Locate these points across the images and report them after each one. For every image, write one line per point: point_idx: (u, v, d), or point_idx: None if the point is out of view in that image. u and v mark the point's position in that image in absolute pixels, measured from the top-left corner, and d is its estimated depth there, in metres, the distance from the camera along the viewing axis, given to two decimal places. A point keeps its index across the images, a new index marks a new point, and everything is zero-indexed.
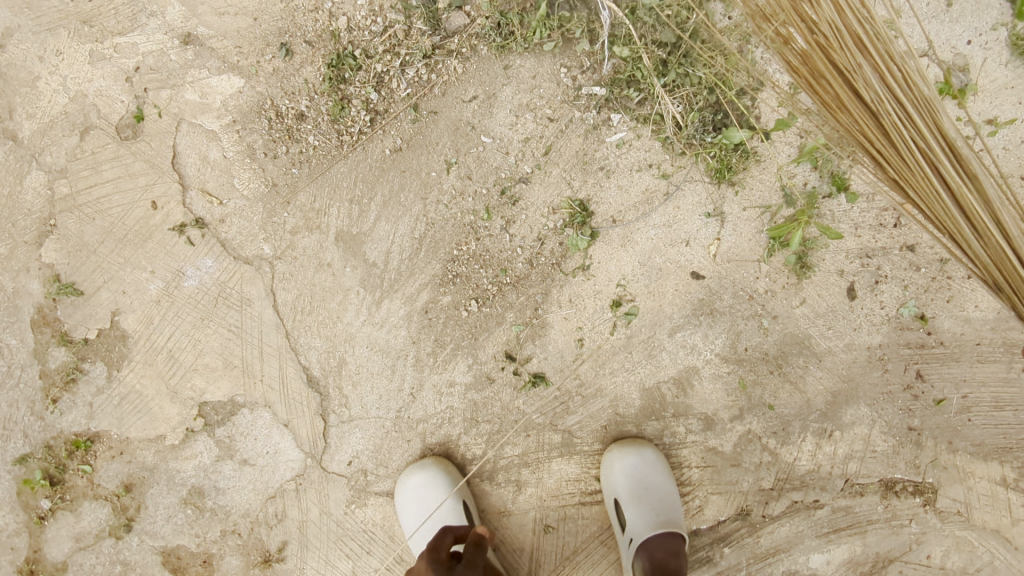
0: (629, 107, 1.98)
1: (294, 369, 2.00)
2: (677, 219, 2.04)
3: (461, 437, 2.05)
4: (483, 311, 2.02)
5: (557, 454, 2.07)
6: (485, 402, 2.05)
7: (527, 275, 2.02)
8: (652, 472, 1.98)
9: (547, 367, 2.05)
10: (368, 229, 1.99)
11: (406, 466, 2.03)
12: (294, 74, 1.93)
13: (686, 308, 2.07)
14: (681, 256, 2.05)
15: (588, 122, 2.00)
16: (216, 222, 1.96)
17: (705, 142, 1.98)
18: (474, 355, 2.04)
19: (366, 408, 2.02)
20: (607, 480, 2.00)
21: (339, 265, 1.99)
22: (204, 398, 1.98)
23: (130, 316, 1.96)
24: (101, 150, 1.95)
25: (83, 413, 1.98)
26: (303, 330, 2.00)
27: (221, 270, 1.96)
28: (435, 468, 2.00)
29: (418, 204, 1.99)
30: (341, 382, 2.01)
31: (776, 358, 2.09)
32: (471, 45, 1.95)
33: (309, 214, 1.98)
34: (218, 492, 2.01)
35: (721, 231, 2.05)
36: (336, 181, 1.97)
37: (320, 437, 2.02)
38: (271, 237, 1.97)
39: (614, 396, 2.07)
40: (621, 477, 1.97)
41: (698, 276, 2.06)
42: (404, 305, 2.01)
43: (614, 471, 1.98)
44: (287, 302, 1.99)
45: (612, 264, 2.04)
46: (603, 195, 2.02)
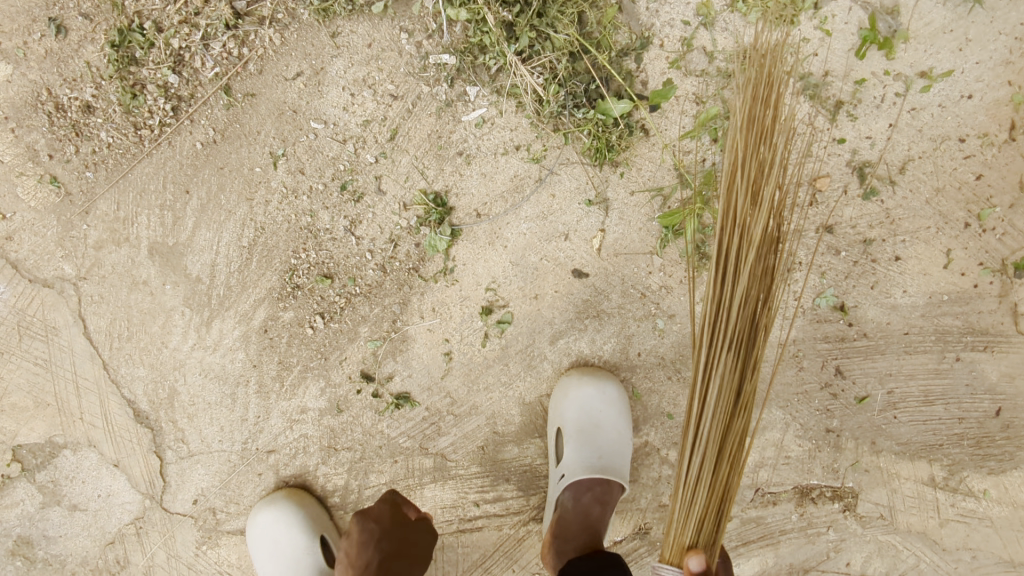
0: (482, 79, 1.66)
1: (117, 404, 1.74)
2: (553, 210, 1.74)
3: (319, 467, 1.82)
4: (332, 327, 1.75)
5: (430, 480, 1.85)
6: (344, 427, 1.81)
7: (380, 283, 1.74)
8: (609, 409, 1.76)
9: (412, 386, 1.81)
10: (185, 239, 1.69)
11: (259, 499, 1.80)
12: (72, 57, 1.59)
13: (570, 310, 1.80)
14: (560, 252, 1.76)
15: (439, 99, 1.67)
16: (4, 240, 1.66)
17: (576, 120, 1.66)
18: (327, 376, 1.78)
19: (207, 441, 1.79)
20: (557, 406, 1.77)
21: (156, 282, 1.70)
22: (18, 441, 1.75)
23: None
24: None
25: None
26: (123, 359, 1.72)
27: (17, 296, 1.68)
28: (288, 502, 1.77)
29: (242, 207, 1.69)
30: (174, 415, 1.76)
31: (674, 361, 1.85)
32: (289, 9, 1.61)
33: (113, 225, 1.67)
34: (47, 541, 1.79)
35: (605, 221, 1.75)
36: (141, 183, 1.66)
37: (157, 476, 1.78)
38: (70, 255, 1.67)
39: (492, 413, 1.83)
40: (573, 405, 1.75)
41: (581, 275, 1.78)
42: (239, 325, 1.74)
43: (568, 397, 1.76)
44: (100, 328, 1.71)
45: (479, 266, 1.76)
46: (463, 185, 1.72)
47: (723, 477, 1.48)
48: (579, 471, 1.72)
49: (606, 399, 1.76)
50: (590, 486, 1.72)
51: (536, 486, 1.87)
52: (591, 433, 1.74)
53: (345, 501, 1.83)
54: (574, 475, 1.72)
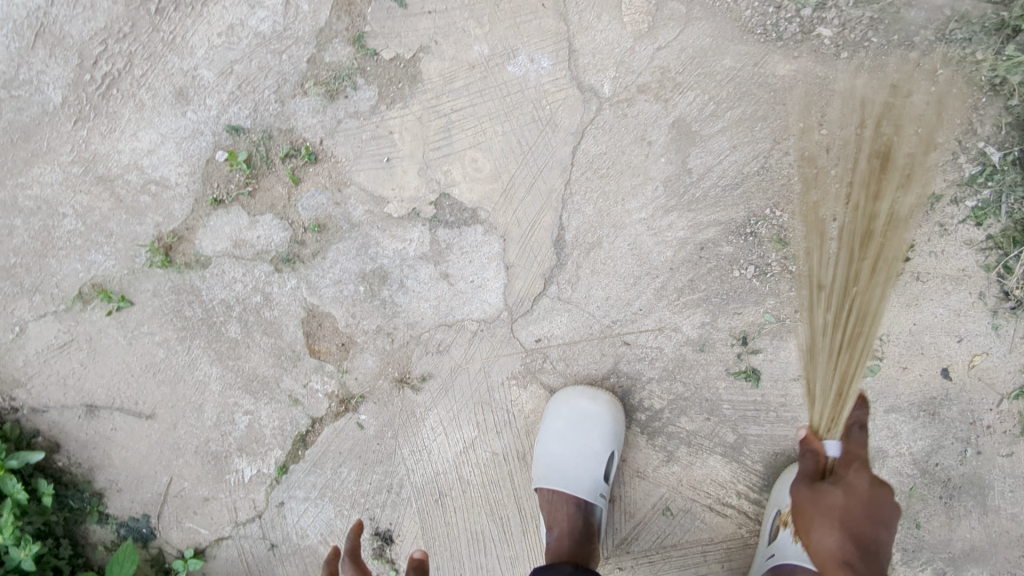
0: (1002, 196, 1.82)
1: (551, 221, 1.79)
2: (969, 314, 1.94)
3: (652, 381, 1.91)
4: (752, 282, 1.88)
5: (719, 452, 1.97)
6: (693, 363, 1.91)
7: (811, 276, 1.89)
8: None
9: (767, 369, 1.93)
10: (706, 134, 1.79)
11: (585, 391, 1.82)
12: None
13: (917, 397, 1.99)
14: (947, 348, 1.96)
15: (964, 174, 1.83)
16: (579, 29, 1.72)
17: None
18: (715, 317, 1.89)
19: (588, 300, 1.84)
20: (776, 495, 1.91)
21: (658, 150, 1.79)
22: (449, 191, 1.75)
23: (433, 63, 1.70)
24: None
25: (325, 125, 1.69)
26: (584, 189, 1.79)
27: (551, 80, 1.73)
28: (616, 426, 1.81)
29: (766, 143, 1.81)
30: (582, 262, 1.82)
31: (953, 487, 2.04)
32: (924, 29, 1.76)
33: (665, 83, 1.76)
34: (400, 288, 1.78)
35: (993, 349, 1.97)
36: (716, 67, 1.77)
37: (530, 298, 1.82)
38: (617, 79, 1.74)
39: (801, 431, 1.98)
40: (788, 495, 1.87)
41: (946, 376, 1.98)
42: (687, 229, 1.83)
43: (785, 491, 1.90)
44: (588, 152, 1.77)
45: (886, 316, 1.93)
46: (924, 249, 1.90)
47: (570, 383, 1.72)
48: (587, 482, 1.77)
49: None
50: (569, 501, 1.75)
51: None
52: (590, 458, 1.79)
53: (649, 423, 1.94)
54: (581, 481, 1.78)
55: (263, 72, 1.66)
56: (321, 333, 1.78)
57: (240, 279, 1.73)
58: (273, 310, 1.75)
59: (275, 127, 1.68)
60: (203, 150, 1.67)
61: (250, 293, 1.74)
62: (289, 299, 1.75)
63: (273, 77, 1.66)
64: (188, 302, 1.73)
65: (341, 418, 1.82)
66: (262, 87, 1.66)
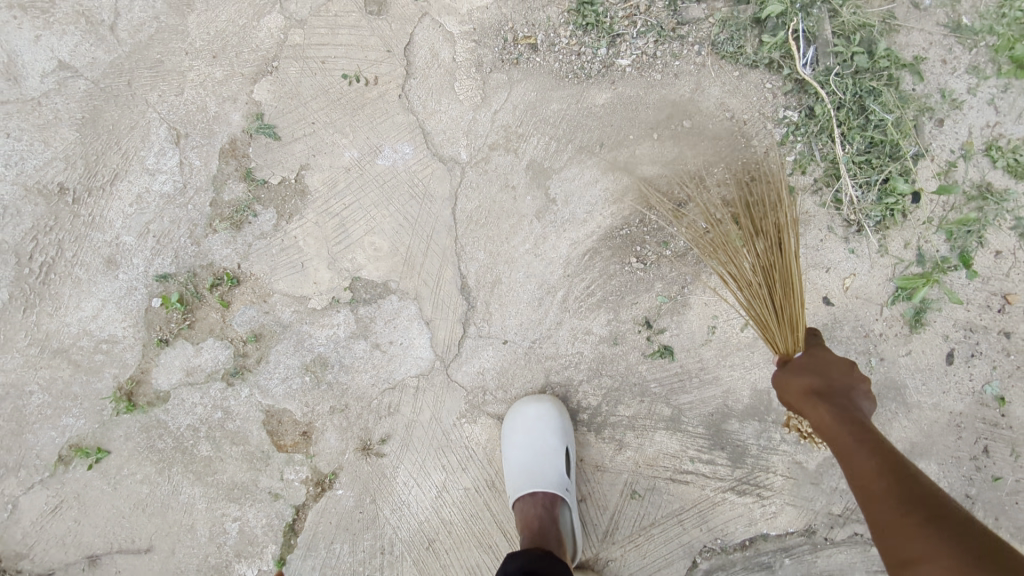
0: (812, 145, 2.19)
1: (452, 273, 2.07)
2: (825, 245, 2.25)
3: (583, 383, 2.15)
4: (637, 274, 2.17)
5: (663, 427, 2.19)
6: (613, 357, 2.16)
7: (685, 254, 2.18)
8: None
9: (676, 343, 2.19)
10: (558, 166, 2.12)
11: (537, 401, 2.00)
12: (539, 10, 2.09)
13: (811, 327, 2.27)
14: (819, 279, 2.27)
15: (776, 136, 2.20)
16: (426, 114, 2.06)
17: (876, 199, 2.20)
18: (617, 312, 2.16)
19: (505, 330, 2.10)
20: None
21: (522, 190, 2.11)
22: (359, 274, 2.02)
23: (316, 175, 2.00)
24: (344, 15, 2.01)
25: (239, 251, 1.97)
26: (472, 239, 2.08)
27: (416, 161, 2.05)
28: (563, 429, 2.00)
29: (609, 159, 2.15)
30: (490, 299, 2.09)
31: (872, 396, 2.29)
32: (700, 38, 2.16)
33: (511, 136, 2.10)
34: (341, 368, 2.01)
35: (859, 268, 2.27)
36: (546, 112, 2.12)
37: (455, 343, 2.07)
38: (470, 145, 2.08)
39: (726, 387, 2.21)
40: None
41: (828, 302, 2.27)
42: (569, 247, 2.14)
43: None
44: (466, 209, 2.08)
45: None
46: None
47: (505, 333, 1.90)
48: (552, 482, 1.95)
49: None
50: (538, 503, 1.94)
51: (741, 461, 2.21)
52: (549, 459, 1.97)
53: (593, 420, 2.16)
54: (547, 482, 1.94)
55: (176, 223, 1.94)
56: (283, 429, 1.99)
57: (200, 402, 1.95)
58: (236, 421, 1.96)
59: (197, 265, 1.95)
60: (139, 301, 1.92)
61: (211, 412, 1.95)
62: (247, 407, 1.97)
63: (185, 225, 1.94)
64: (159, 436, 1.94)
65: (321, 498, 2.01)
66: (178, 236, 1.94)
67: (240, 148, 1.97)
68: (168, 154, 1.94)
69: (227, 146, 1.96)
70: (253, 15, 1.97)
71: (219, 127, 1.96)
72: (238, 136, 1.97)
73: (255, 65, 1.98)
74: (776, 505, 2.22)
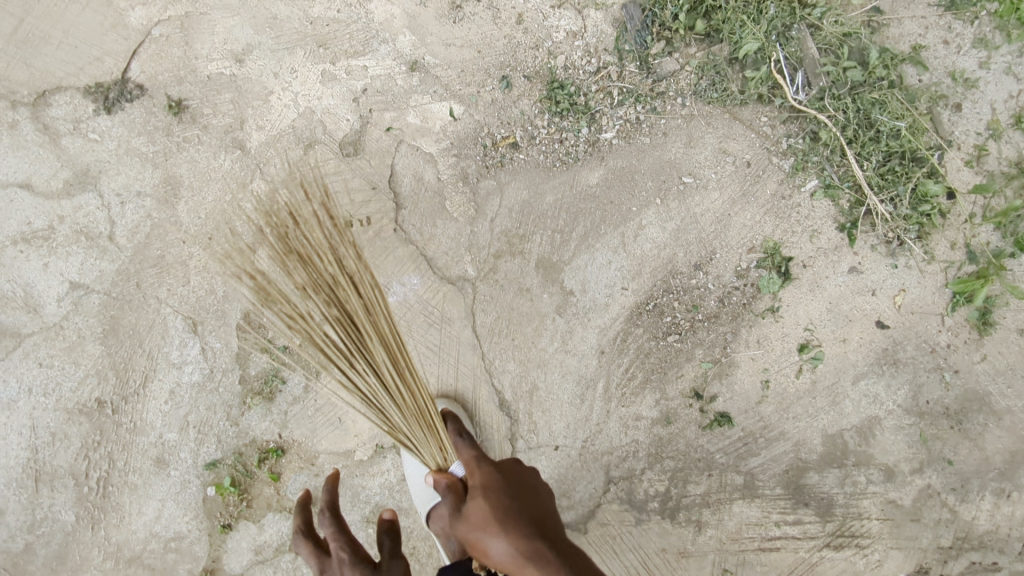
0: (826, 169, 2.05)
1: (488, 391, 2.05)
2: (865, 268, 2.10)
3: (646, 470, 2.09)
4: (675, 346, 2.09)
5: (738, 497, 2.11)
6: (670, 437, 2.10)
7: (718, 314, 2.09)
8: None
9: (732, 407, 2.11)
10: (568, 258, 2.06)
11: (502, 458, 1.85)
12: (511, 107, 2.04)
13: (871, 355, 2.13)
14: (867, 305, 2.12)
15: (785, 169, 2.08)
16: (426, 240, 2.03)
17: (912, 205, 2.03)
18: (663, 390, 2.09)
19: (554, 435, 2.07)
20: None
21: (538, 291, 2.05)
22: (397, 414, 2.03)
23: (333, 328, 2.01)
24: (323, 165, 2.00)
25: (276, 421, 2.01)
26: (499, 352, 2.05)
27: (426, 289, 2.03)
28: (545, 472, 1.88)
29: (618, 237, 2.07)
30: (531, 408, 2.06)
31: (956, 413, 2.13)
32: (681, 90, 2.05)
33: (513, 240, 2.05)
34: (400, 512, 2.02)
35: (907, 282, 2.11)
36: (542, 206, 2.05)
37: (508, 461, 2.06)
38: (476, 260, 2.04)
39: (794, 441, 2.12)
40: None
41: (882, 326, 2.12)
42: (598, 335, 2.07)
43: None
44: (486, 323, 2.05)
45: (801, 309, 2.11)
46: (795, 240, 2.10)
47: (429, 421, 1.85)
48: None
49: None
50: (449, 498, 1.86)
51: (829, 513, 2.12)
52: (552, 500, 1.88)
53: (665, 506, 2.10)
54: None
55: (212, 410, 1.99)
56: None
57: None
58: None
59: (241, 445, 2.00)
60: (195, 493, 1.99)
61: None
62: None
63: (221, 409, 1.99)
64: None
65: None
66: (217, 421, 1.99)
67: (255, 320, 1.99)
68: (190, 345, 1.98)
69: (243, 323, 1.99)
70: (237, 188, 1.98)
71: (231, 306, 1.99)
72: (251, 310, 1.99)
73: (251, 236, 1.99)
74: (880, 552, 2.14)
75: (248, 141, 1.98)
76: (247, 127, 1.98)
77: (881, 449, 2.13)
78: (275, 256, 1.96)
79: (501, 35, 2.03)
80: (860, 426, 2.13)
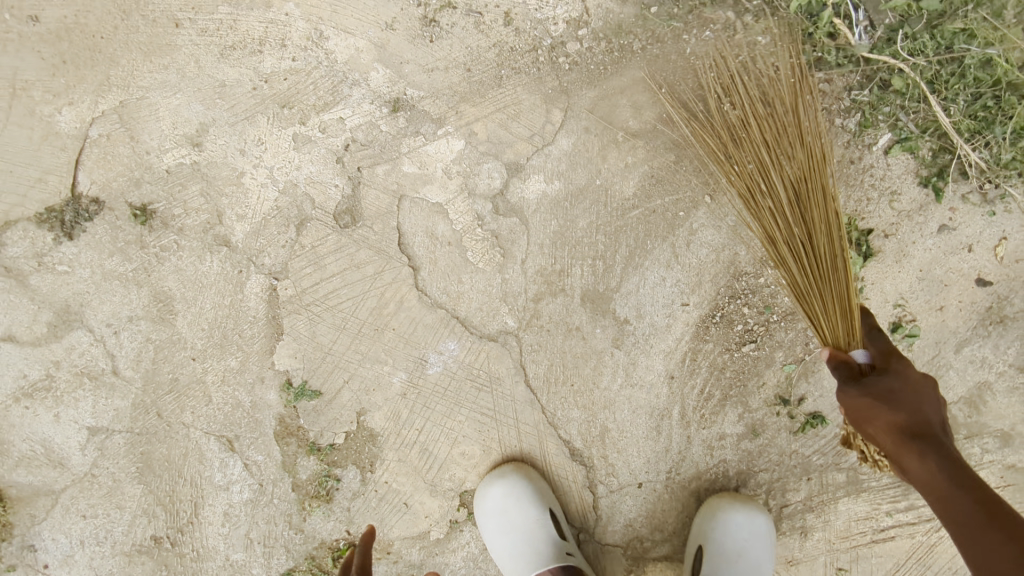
0: (901, 120, 1.74)
1: (556, 444, 1.87)
2: (957, 222, 1.82)
3: (739, 489, 1.91)
4: (752, 354, 1.86)
5: (844, 494, 1.93)
6: (760, 450, 1.91)
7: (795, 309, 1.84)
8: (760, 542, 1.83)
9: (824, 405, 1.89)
10: (616, 284, 1.81)
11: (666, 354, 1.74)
12: (518, 126, 1.72)
13: (974, 317, 1.87)
14: (964, 263, 1.84)
15: (849, 129, 1.78)
16: (454, 300, 1.79)
17: (1009, 142, 1.70)
18: (745, 402, 1.89)
19: (635, 474, 1.90)
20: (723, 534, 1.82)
21: (588, 327, 1.83)
22: (465, 487, 1.86)
23: (377, 414, 1.82)
24: (322, 243, 1.75)
25: (341, 520, 1.86)
26: (559, 402, 1.85)
27: (466, 352, 1.81)
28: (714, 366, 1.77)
29: (667, 249, 1.81)
30: (605, 451, 1.88)
31: None
32: None
33: (551, 278, 1.80)
34: None
35: (1008, 228, 1.82)
36: (577, 234, 1.79)
37: (591, 509, 1.91)
38: (514, 309, 1.81)
39: None
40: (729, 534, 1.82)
41: (985, 283, 1.85)
42: (664, 361, 1.85)
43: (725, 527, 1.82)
44: (539, 374, 1.84)
45: (888, 284, 1.84)
46: (871, 208, 1.81)
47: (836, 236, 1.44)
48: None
49: (755, 529, 1.83)
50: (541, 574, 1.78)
51: None
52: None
53: (766, 520, 1.93)
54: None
55: (272, 521, 1.85)
56: None
57: None
58: None
59: (311, 549, 1.86)
60: None
61: None
62: None
63: (281, 519, 1.85)
64: None
65: None
66: (280, 532, 1.85)
67: (292, 424, 1.82)
68: (231, 463, 1.82)
69: (279, 428, 1.82)
70: (234, 288, 1.75)
71: (262, 414, 1.81)
72: (284, 414, 1.81)
73: (263, 336, 1.78)
74: None
75: (232, 235, 1.73)
76: (227, 219, 1.73)
77: (995, 415, 1.91)
78: (304, 352, 1.79)
79: (489, 44, 1.69)
80: (969, 396, 1.91)
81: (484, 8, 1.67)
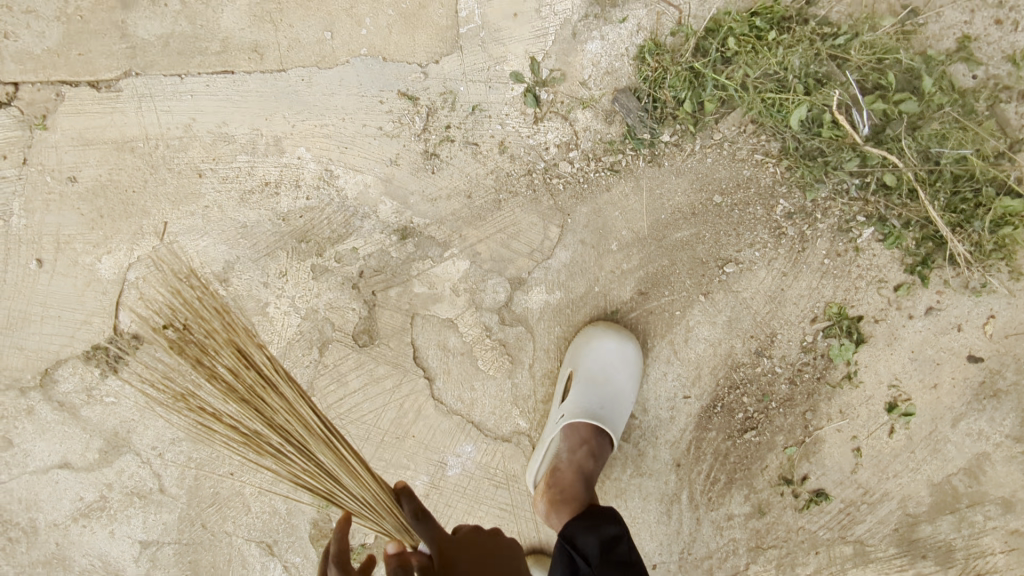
0: (884, 215, 1.79)
1: None
2: (945, 304, 1.89)
3: (750, 565, 2.01)
4: (754, 439, 1.95)
5: (852, 565, 2.01)
6: (768, 527, 2.00)
7: (792, 395, 1.93)
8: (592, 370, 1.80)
9: (826, 482, 1.98)
10: None
11: (587, 332, 1.84)
12: (518, 244, 1.84)
13: (968, 392, 1.94)
14: (954, 342, 1.91)
15: (835, 225, 1.84)
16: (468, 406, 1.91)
17: (989, 233, 1.77)
18: (750, 484, 1.98)
19: (649, 555, 2.00)
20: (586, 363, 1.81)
21: None
22: None
23: None
24: (343, 361, 1.88)
25: None
26: None
27: (482, 452, 1.93)
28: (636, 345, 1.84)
29: (666, 347, 1.91)
30: None
31: None
32: (698, 174, 1.82)
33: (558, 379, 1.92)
34: None
35: (995, 307, 1.89)
36: None
37: None
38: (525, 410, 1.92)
39: (900, 498, 1.99)
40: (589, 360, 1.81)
41: (976, 359, 1.92)
42: (671, 450, 1.96)
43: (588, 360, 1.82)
44: None
45: (881, 366, 1.92)
46: (861, 296, 1.89)
47: None
48: (579, 415, 1.76)
49: (610, 366, 1.81)
50: None
51: (951, 560, 2.01)
52: (605, 387, 1.79)
53: None
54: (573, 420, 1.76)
55: None
56: None
57: None
58: None
59: None
60: None
61: None
62: None
63: None
64: None
65: None
66: None
67: (325, 527, 1.95)
68: (272, 565, 1.96)
69: (314, 531, 1.95)
70: None
71: (297, 520, 1.94)
72: (317, 518, 1.95)
73: None
74: None
75: None
76: None
77: (995, 483, 1.97)
78: None
79: (487, 172, 1.81)
80: (968, 467, 1.97)
81: (480, 140, 1.79)
